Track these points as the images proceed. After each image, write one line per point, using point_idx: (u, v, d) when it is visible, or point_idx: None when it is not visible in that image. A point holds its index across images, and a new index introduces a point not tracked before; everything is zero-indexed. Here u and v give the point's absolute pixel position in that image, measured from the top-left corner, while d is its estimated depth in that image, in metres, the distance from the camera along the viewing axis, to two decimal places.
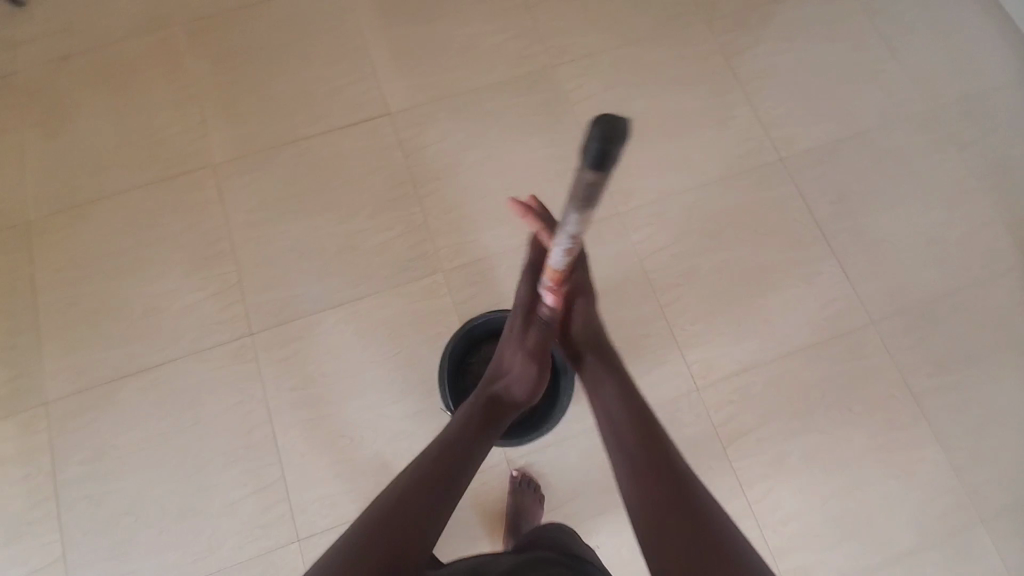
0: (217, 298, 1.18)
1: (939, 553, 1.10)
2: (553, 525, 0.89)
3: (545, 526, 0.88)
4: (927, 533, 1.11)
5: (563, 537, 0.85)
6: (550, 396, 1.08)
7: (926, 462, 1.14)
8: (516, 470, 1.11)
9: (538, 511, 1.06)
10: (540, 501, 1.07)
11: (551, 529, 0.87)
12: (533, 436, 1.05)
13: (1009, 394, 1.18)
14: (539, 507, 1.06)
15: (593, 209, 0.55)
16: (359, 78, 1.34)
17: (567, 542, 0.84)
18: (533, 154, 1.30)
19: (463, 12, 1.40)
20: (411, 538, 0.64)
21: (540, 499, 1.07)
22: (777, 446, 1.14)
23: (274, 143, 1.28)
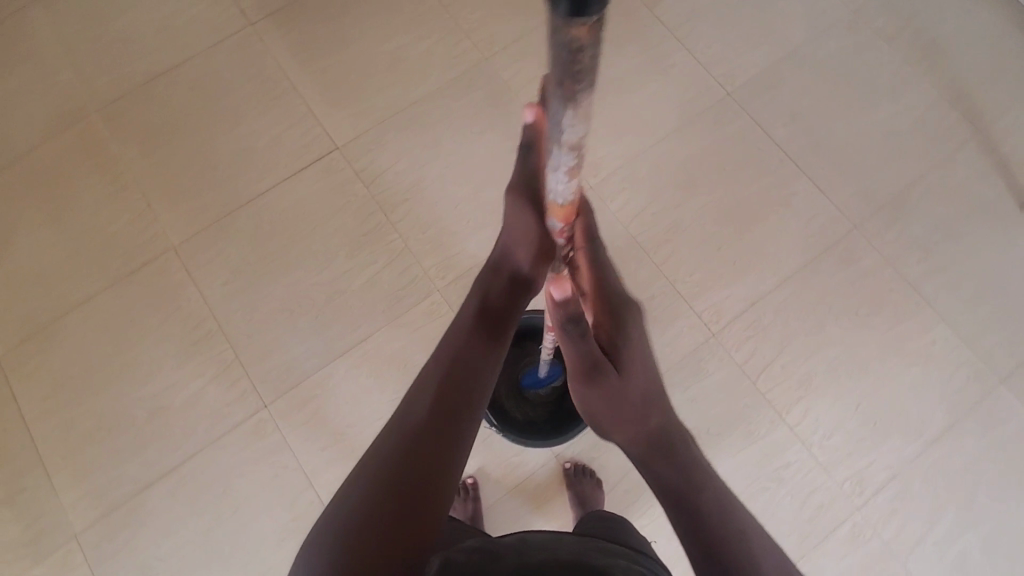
0: (220, 380, 1.14)
1: (976, 422, 1.14)
2: (609, 516, 0.89)
3: (594, 517, 0.89)
4: (960, 406, 1.15)
5: (608, 527, 0.84)
6: None
7: (939, 341, 1.19)
8: (568, 463, 1.11)
9: (601, 495, 1.07)
10: (599, 485, 1.08)
11: (607, 522, 0.88)
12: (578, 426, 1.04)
13: (994, 257, 1.24)
14: (600, 491, 1.07)
15: (580, 88, 0.43)
16: (296, 119, 1.30)
17: (614, 531, 0.84)
18: (492, 151, 1.28)
19: (382, 27, 1.37)
20: (432, 477, 0.59)
21: (599, 483, 1.08)
22: (801, 367, 1.17)
23: (229, 208, 1.24)
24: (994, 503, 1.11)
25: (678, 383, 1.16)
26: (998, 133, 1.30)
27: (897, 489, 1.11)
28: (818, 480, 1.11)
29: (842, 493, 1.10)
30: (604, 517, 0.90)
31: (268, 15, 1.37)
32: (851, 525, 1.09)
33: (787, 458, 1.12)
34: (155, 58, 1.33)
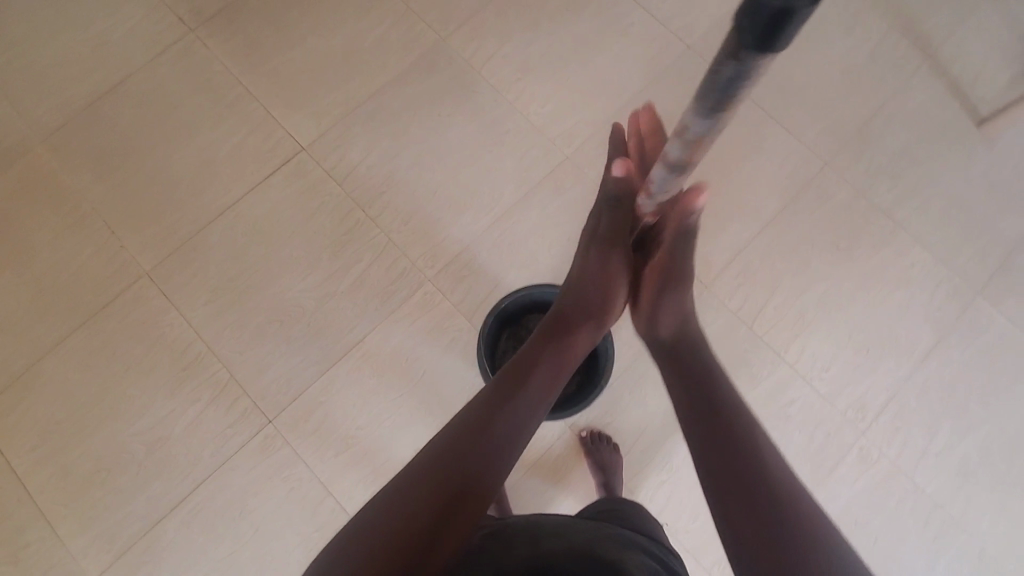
0: (218, 403, 1.10)
1: (960, 335, 1.20)
2: (631, 505, 0.88)
3: (616, 502, 0.88)
4: (944, 322, 1.20)
5: (635, 518, 0.85)
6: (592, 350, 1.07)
7: (918, 263, 1.23)
8: (583, 431, 1.12)
9: (619, 459, 1.08)
10: (616, 450, 1.10)
11: (633, 510, 0.87)
12: (593, 394, 1.03)
13: (957, 176, 1.28)
14: (617, 455, 1.08)
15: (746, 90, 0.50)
16: (255, 125, 1.25)
17: (642, 523, 0.84)
18: (463, 133, 1.26)
19: (331, 19, 1.32)
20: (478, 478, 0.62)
21: (615, 448, 1.09)
22: (793, 306, 1.20)
23: (200, 226, 1.19)
24: (985, 409, 1.16)
25: None
26: (947, 56, 1.34)
27: (896, 409, 1.15)
28: (823, 412, 1.15)
29: (847, 421, 1.14)
30: (627, 503, 0.89)
31: (208, 20, 1.31)
32: (859, 449, 1.13)
33: (791, 396, 1.15)
34: (93, 78, 1.26)
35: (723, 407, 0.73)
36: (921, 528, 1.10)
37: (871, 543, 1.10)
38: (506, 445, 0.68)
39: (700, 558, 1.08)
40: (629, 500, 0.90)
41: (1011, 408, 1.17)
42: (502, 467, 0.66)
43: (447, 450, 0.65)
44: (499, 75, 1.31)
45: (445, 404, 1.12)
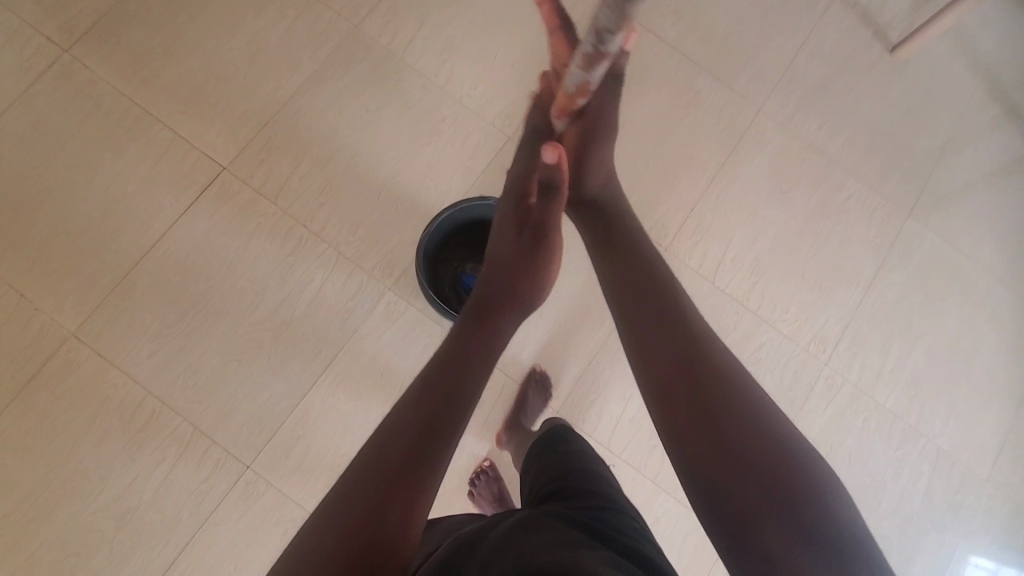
0: (188, 457, 1.03)
1: (897, 258, 1.28)
2: (557, 442, 0.87)
3: (548, 445, 0.87)
4: (882, 248, 1.28)
5: (567, 460, 0.82)
6: None
7: (853, 195, 1.29)
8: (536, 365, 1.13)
9: (540, 405, 1.10)
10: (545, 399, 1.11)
11: (562, 447, 0.86)
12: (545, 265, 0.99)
13: (877, 105, 1.34)
14: (540, 403, 1.10)
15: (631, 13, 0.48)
16: (164, 148, 1.13)
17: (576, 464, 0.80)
18: (397, 127, 1.19)
19: (226, 18, 1.19)
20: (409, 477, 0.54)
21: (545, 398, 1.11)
22: (749, 254, 1.24)
23: (124, 270, 1.08)
24: (926, 320, 1.26)
25: None
26: None
27: (851, 336, 1.23)
28: (789, 352, 1.20)
29: (810, 356, 1.21)
30: (563, 436, 0.89)
31: (81, 36, 1.14)
32: (824, 380, 1.20)
33: (759, 341, 1.20)
34: None
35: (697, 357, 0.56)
36: (886, 440, 1.20)
37: (846, 462, 1.18)
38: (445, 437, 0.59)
39: None
40: (560, 432, 0.91)
41: (947, 315, 1.27)
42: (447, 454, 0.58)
43: (377, 470, 0.53)
44: (425, 58, 1.22)
45: None
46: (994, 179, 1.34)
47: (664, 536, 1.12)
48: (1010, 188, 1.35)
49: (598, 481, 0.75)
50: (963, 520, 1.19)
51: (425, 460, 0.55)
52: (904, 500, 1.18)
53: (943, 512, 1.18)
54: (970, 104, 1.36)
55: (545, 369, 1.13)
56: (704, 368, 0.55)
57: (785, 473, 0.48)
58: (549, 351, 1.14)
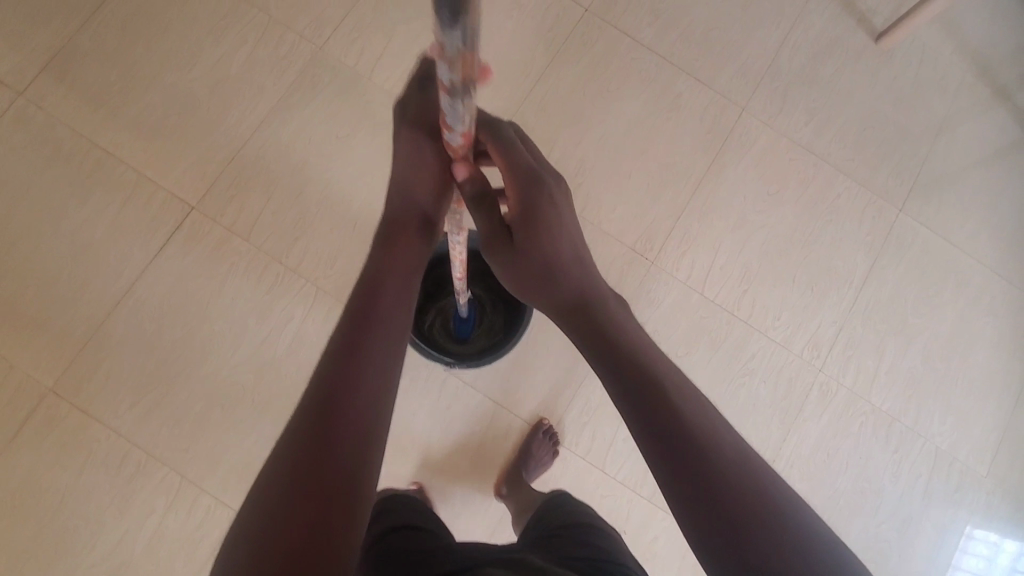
0: (177, 507, 1.01)
1: (890, 255, 1.25)
2: (557, 498, 0.88)
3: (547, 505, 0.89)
4: (874, 246, 1.25)
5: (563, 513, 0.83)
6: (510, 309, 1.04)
7: (843, 193, 1.26)
8: (543, 419, 1.10)
9: (545, 462, 1.07)
10: (551, 454, 1.07)
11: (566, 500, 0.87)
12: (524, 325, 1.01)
13: (864, 96, 1.30)
14: (547, 458, 1.07)
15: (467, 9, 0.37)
16: (129, 189, 1.09)
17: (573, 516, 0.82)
18: (368, 152, 1.15)
19: (184, 48, 1.14)
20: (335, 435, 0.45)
21: (552, 453, 1.07)
22: (738, 261, 1.21)
23: (98, 320, 1.05)
24: (921, 318, 1.24)
25: (637, 320, 1.17)
26: None
27: (845, 339, 1.21)
28: (782, 359, 1.18)
29: (804, 362, 1.19)
30: (566, 495, 0.90)
31: (34, 77, 1.10)
32: (819, 386, 1.18)
33: (752, 350, 1.18)
34: None
35: (646, 390, 0.51)
36: (884, 443, 1.18)
37: (844, 468, 1.17)
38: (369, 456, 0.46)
39: None
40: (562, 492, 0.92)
41: (942, 311, 1.25)
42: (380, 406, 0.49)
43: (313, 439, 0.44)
44: (393, 77, 1.18)
45: (422, 446, 1.08)
46: (986, 167, 1.31)
47: (664, 555, 1.10)
48: (1005, 175, 1.31)
49: (594, 529, 0.77)
50: (964, 518, 1.18)
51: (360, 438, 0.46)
52: (904, 502, 1.17)
53: (943, 511, 1.18)
54: (961, 89, 1.32)
55: (535, 395, 1.11)
56: (648, 402, 0.50)
57: (748, 512, 0.44)
58: (539, 376, 1.11)
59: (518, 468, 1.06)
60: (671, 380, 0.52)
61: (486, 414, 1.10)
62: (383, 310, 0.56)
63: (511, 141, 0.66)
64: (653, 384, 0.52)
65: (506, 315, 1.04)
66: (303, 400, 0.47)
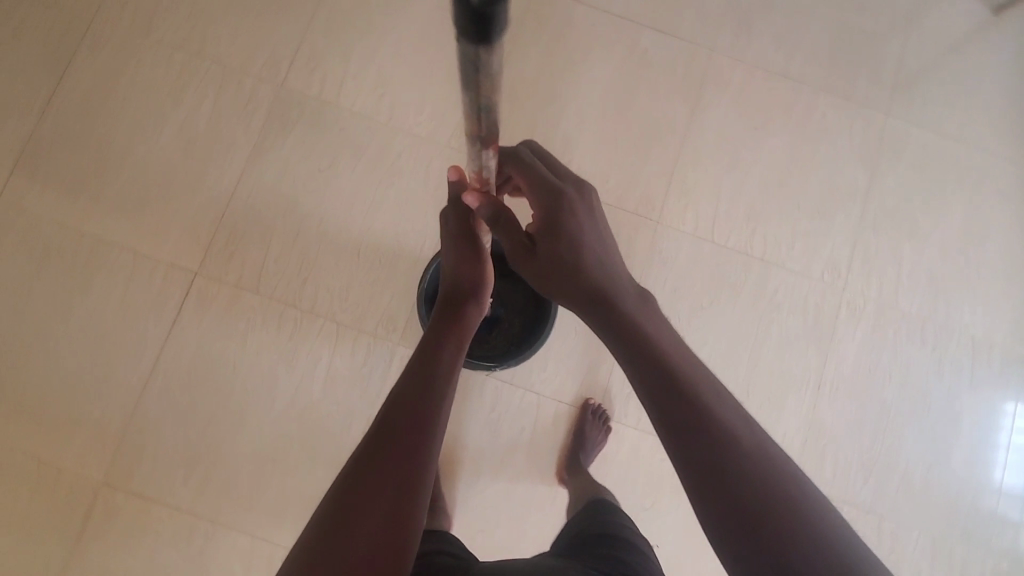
0: (255, 566, 1.02)
1: (886, 160, 1.25)
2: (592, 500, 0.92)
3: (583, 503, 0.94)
4: (870, 156, 1.24)
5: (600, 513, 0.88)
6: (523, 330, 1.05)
7: (828, 110, 1.25)
8: (591, 399, 1.11)
9: (600, 441, 1.08)
10: (605, 433, 1.09)
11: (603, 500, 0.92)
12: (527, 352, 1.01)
13: (827, 9, 1.29)
14: (602, 438, 1.08)
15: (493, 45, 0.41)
16: (128, 269, 1.09)
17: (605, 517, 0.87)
18: (354, 178, 1.14)
19: (147, 117, 1.13)
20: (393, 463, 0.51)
21: (606, 431, 1.08)
22: (742, 201, 1.20)
23: (131, 405, 1.05)
24: (930, 215, 1.24)
25: (656, 282, 1.16)
26: None
27: (861, 253, 1.21)
28: (805, 287, 1.18)
29: (826, 284, 1.19)
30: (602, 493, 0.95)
31: (8, 180, 1.09)
32: (846, 304, 1.19)
33: (774, 285, 1.18)
34: None
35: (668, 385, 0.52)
36: (921, 344, 1.19)
37: (887, 378, 1.18)
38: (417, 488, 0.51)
39: None
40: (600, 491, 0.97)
41: (948, 204, 1.25)
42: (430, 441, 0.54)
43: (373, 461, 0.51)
44: (360, 98, 1.16)
45: (476, 453, 1.09)
46: (962, 52, 1.30)
47: None
48: (982, 56, 1.30)
49: (615, 520, 0.83)
50: (1013, 398, 1.20)
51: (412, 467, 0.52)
52: (951, 397, 1.19)
53: (991, 397, 1.19)
54: None
55: (574, 378, 1.11)
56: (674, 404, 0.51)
57: (765, 506, 0.44)
58: (573, 358, 1.12)
59: (574, 450, 1.07)
60: (694, 378, 0.53)
61: (531, 408, 1.10)
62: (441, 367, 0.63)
63: (530, 161, 0.72)
64: (676, 379, 0.52)
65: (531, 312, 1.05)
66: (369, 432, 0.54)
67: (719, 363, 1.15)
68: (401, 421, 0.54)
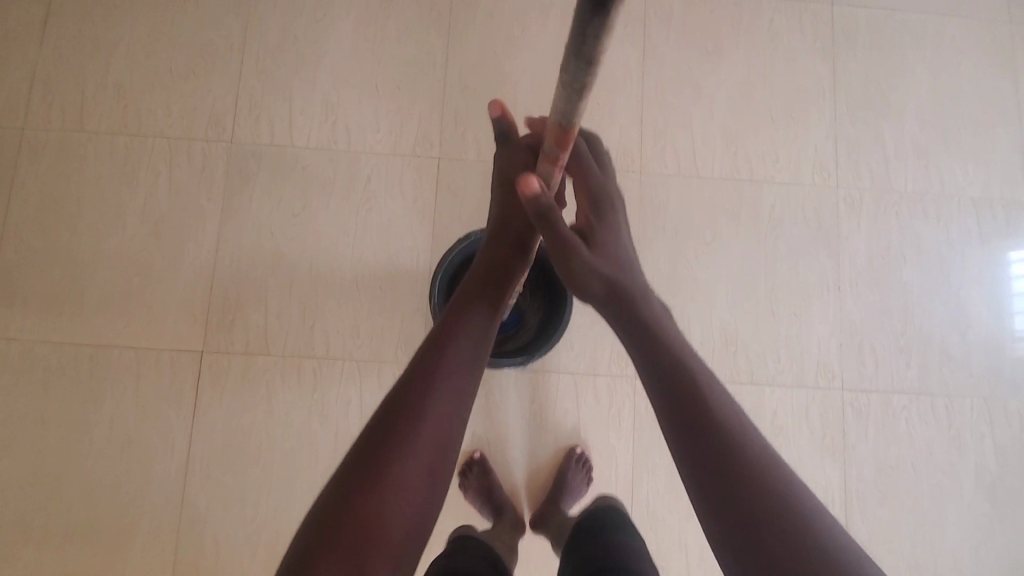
0: None
1: (844, 49, 1.23)
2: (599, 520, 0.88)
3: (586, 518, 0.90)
4: (826, 49, 1.23)
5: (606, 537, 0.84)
6: (543, 323, 1.02)
7: (774, 15, 1.23)
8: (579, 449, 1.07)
9: (582, 491, 1.04)
10: (586, 482, 1.05)
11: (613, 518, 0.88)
12: (541, 347, 0.98)
13: None
14: (583, 488, 1.05)
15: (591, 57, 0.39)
16: (134, 366, 1.06)
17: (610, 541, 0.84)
18: (330, 214, 1.11)
19: (108, 211, 1.10)
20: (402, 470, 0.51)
21: (586, 481, 1.05)
22: (715, 128, 1.18)
23: (177, 497, 1.03)
24: (899, 92, 1.23)
25: (655, 231, 1.14)
26: None
27: (844, 147, 1.20)
28: (800, 194, 1.17)
29: (819, 186, 1.18)
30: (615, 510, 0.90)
31: None
32: (843, 200, 1.18)
33: (770, 202, 1.17)
34: None
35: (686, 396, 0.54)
36: (925, 219, 1.19)
37: (902, 260, 1.18)
38: (426, 501, 0.51)
39: (807, 381, 1.12)
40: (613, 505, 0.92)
41: (914, 75, 1.24)
42: (444, 451, 0.53)
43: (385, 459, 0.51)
44: (312, 132, 1.13)
45: (529, 447, 1.08)
46: None
47: (789, 421, 1.11)
48: None
49: (627, 536, 0.82)
50: None
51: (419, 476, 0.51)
52: (967, 260, 1.19)
53: (1005, 250, 1.20)
54: None
55: (603, 347, 1.10)
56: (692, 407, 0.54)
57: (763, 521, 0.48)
58: (597, 329, 1.10)
59: (553, 497, 1.04)
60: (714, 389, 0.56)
61: (570, 389, 1.09)
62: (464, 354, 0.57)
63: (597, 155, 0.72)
64: (694, 392, 0.54)
65: (548, 288, 1.03)
66: (375, 419, 0.53)
67: (739, 292, 1.14)
68: (416, 419, 0.52)
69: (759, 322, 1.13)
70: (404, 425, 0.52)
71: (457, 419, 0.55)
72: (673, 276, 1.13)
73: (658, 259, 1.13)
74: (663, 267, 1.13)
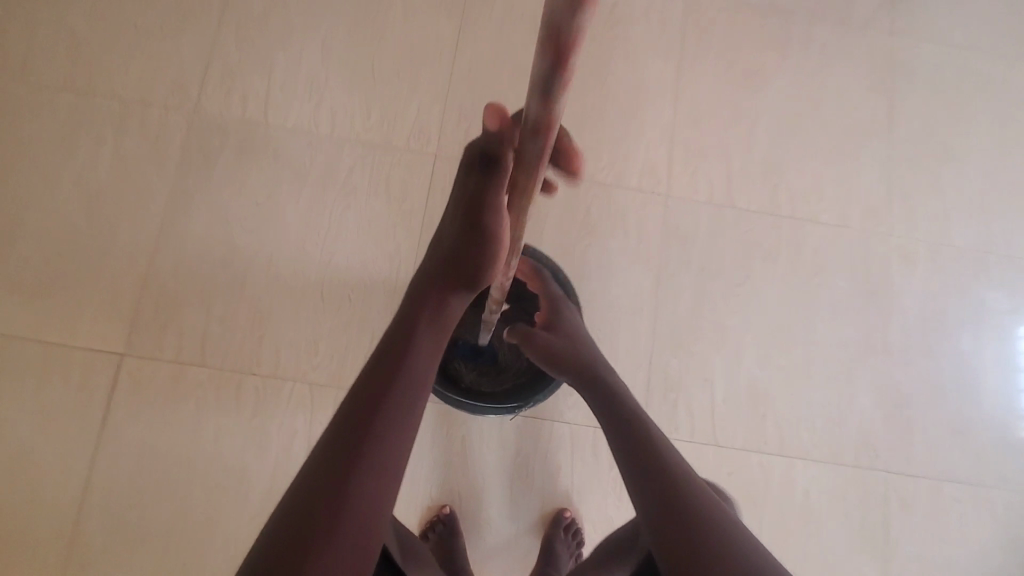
0: None
1: (903, 82, 1.10)
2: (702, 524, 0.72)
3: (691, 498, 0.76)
4: (884, 80, 1.09)
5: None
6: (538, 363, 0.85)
7: (828, 37, 1.10)
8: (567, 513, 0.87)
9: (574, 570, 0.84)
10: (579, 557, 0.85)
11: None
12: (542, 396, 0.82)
13: None
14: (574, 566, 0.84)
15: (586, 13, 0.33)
16: (37, 364, 0.87)
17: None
18: (300, 206, 0.94)
19: (37, 176, 0.93)
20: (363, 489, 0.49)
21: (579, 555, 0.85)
22: (756, 154, 1.03)
23: (66, 533, 0.83)
24: (962, 136, 1.09)
25: (679, 265, 0.98)
26: None
27: (898, 191, 1.05)
28: (846, 239, 1.02)
29: (868, 232, 1.03)
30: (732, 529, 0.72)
31: None
32: (895, 250, 1.03)
33: (812, 245, 1.01)
34: None
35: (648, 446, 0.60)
36: (986, 281, 1.04)
37: (958, 325, 1.02)
38: (377, 524, 0.49)
39: (845, 458, 0.95)
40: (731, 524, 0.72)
41: (978, 120, 1.10)
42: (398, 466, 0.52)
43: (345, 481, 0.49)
44: (291, 110, 0.97)
45: (509, 509, 0.88)
46: None
47: (821, 504, 0.93)
48: None
49: None
50: None
51: (374, 496, 0.49)
52: None
53: None
54: None
55: None
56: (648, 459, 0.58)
57: (719, 556, 0.50)
58: None
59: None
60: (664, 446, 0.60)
61: (565, 442, 0.90)
62: (422, 367, 0.57)
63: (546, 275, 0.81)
64: (646, 444, 0.60)
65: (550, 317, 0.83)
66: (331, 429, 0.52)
67: (771, 344, 0.97)
68: (375, 438, 0.51)
69: (793, 382, 0.96)
70: (364, 440, 0.51)
71: (410, 437, 0.53)
72: (696, 318, 0.96)
73: (680, 298, 0.96)
74: (686, 306, 0.96)
